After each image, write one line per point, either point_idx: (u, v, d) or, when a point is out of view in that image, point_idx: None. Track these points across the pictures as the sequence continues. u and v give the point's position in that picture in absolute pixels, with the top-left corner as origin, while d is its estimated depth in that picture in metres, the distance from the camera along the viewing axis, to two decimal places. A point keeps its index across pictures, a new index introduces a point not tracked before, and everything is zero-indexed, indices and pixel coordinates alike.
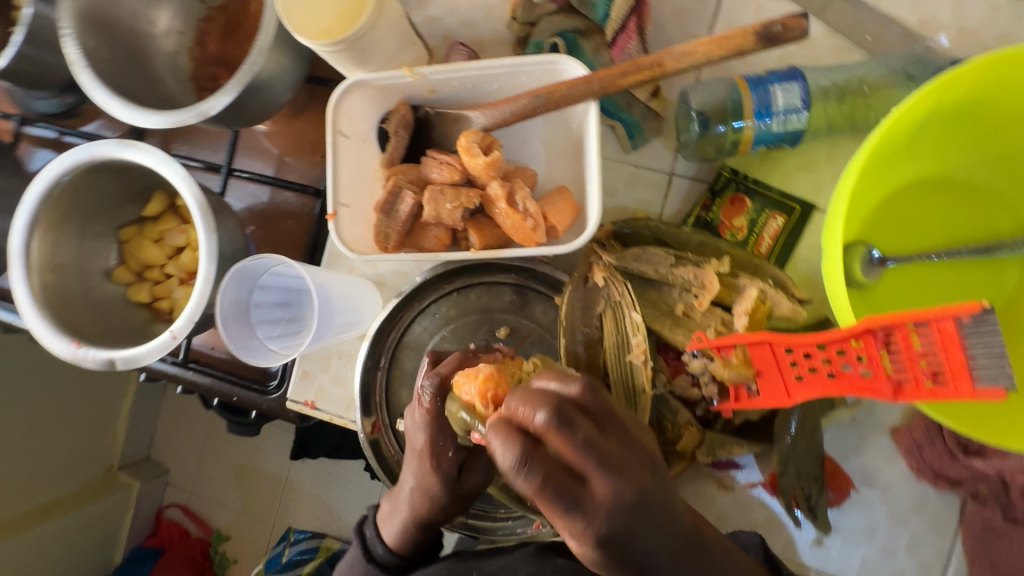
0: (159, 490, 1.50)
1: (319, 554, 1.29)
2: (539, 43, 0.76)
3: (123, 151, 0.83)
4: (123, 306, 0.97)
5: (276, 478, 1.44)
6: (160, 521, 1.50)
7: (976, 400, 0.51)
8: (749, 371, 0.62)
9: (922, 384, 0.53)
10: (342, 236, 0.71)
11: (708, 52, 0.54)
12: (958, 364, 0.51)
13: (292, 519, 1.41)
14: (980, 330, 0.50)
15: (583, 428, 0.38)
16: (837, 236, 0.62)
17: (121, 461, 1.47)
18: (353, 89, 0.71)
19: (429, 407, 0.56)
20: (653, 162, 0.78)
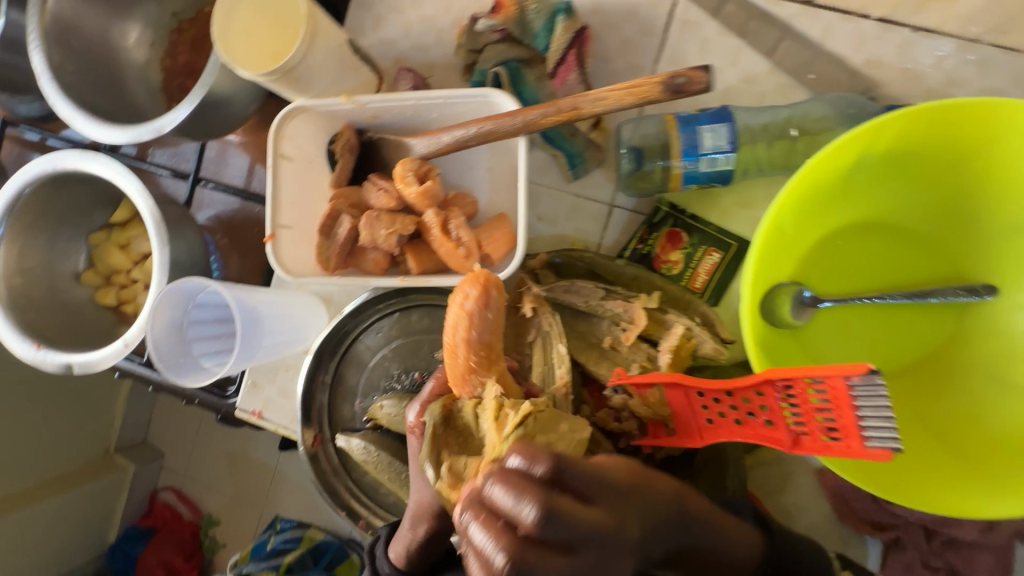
0: (154, 473, 1.47)
1: (302, 544, 1.25)
2: (483, 71, 0.76)
3: (86, 163, 0.86)
4: (90, 308, 1.00)
5: (265, 467, 1.42)
6: (154, 503, 1.47)
7: (866, 459, 0.51)
8: (665, 411, 0.62)
9: (820, 438, 0.54)
10: (280, 259, 0.73)
11: (619, 98, 0.55)
12: (850, 423, 0.51)
13: (280, 508, 1.40)
14: (871, 392, 0.50)
15: None
16: (748, 282, 0.62)
17: (117, 444, 1.44)
18: (294, 113, 0.73)
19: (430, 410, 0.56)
20: (594, 193, 0.78)
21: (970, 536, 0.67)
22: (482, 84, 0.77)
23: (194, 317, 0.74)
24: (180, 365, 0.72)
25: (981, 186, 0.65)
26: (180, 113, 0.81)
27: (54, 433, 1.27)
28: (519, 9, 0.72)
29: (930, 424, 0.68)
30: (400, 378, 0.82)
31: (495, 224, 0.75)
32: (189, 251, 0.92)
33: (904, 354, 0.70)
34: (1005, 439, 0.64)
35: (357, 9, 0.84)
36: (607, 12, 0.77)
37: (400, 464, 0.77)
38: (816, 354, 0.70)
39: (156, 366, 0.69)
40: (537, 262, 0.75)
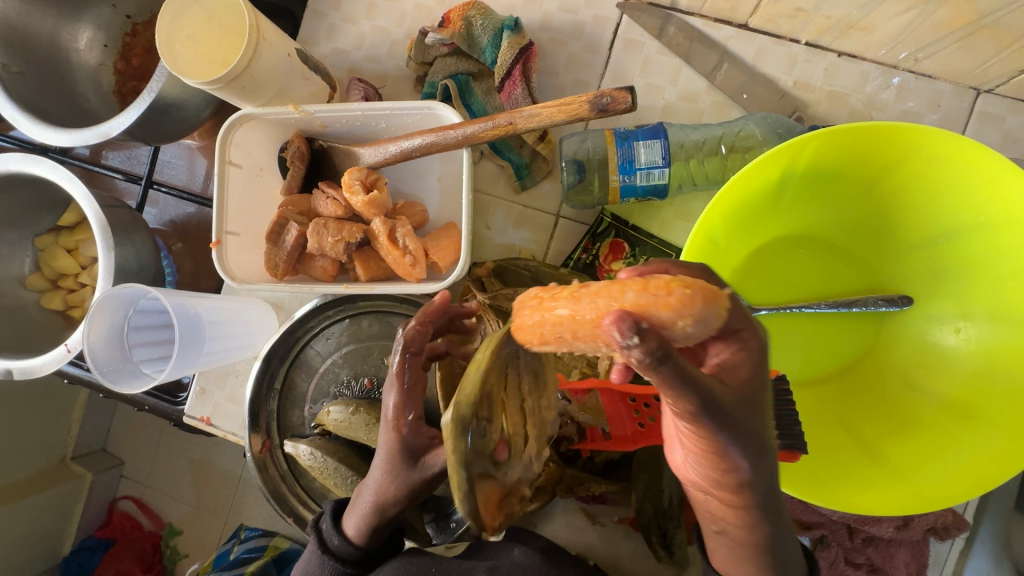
0: (114, 482, 1.45)
1: (266, 553, 1.24)
2: (433, 83, 0.78)
3: (31, 166, 0.85)
4: (37, 313, 0.98)
5: (230, 474, 1.41)
6: (113, 513, 1.44)
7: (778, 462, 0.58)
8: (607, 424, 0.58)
9: None
10: (225, 265, 0.73)
11: (551, 115, 0.57)
12: None
13: (245, 516, 1.39)
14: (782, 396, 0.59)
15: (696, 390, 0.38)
16: None
17: (74, 451, 1.40)
18: (242, 121, 0.73)
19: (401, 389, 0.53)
20: (541, 203, 0.80)
21: (887, 533, 0.72)
22: (432, 96, 0.79)
23: (136, 323, 0.73)
24: (119, 371, 0.70)
25: (893, 204, 0.68)
26: (127, 117, 0.80)
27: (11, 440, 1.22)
28: (466, 25, 0.74)
29: (849, 427, 0.71)
30: (349, 384, 0.83)
31: (443, 233, 0.77)
32: (139, 256, 0.91)
33: (829, 361, 0.74)
34: (913, 443, 0.68)
35: (312, 18, 0.85)
36: (555, 28, 0.80)
37: (346, 470, 0.76)
38: None
39: (93, 373, 0.68)
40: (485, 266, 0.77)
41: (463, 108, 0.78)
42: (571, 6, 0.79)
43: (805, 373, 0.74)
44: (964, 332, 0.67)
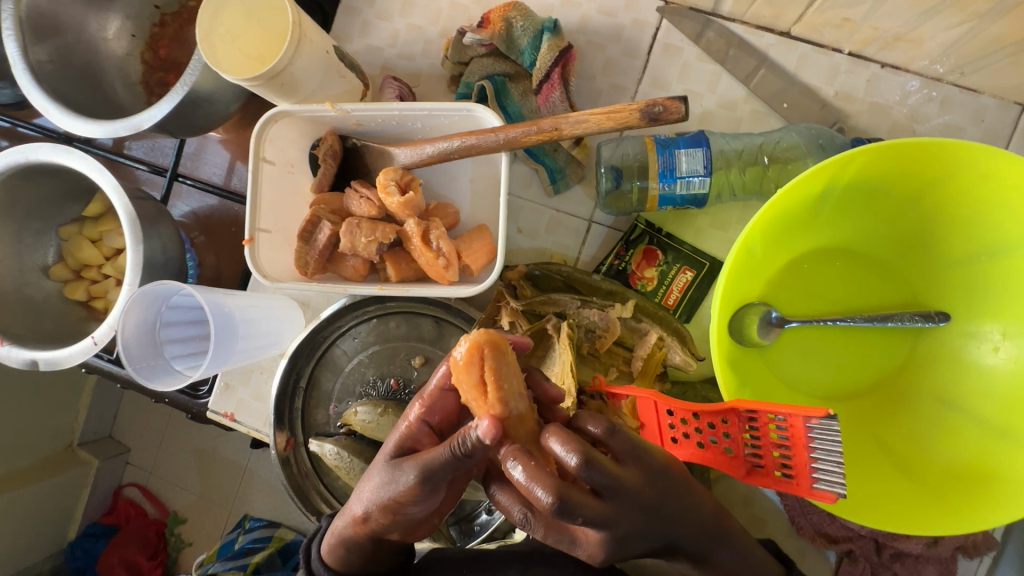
0: (119, 468, 1.45)
1: (271, 544, 1.23)
2: (469, 83, 0.77)
3: (60, 156, 0.84)
4: (58, 303, 0.98)
5: (236, 466, 1.41)
6: (119, 499, 1.44)
7: (811, 499, 0.54)
8: (633, 420, 0.63)
9: (772, 472, 0.57)
10: (257, 262, 0.72)
11: (599, 122, 0.56)
12: (802, 462, 0.55)
13: (249, 507, 1.39)
14: (826, 439, 0.53)
15: (583, 513, 0.41)
16: (718, 306, 0.65)
17: (81, 438, 1.39)
18: (277, 118, 0.72)
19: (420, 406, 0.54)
20: (574, 208, 0.80)
21: (916, 549, 0.72)
22: (467, 96, 0.78)
23: (169, 319, 0.72)
24: (150, 368, 0.69)
25: (938, 220, 0.68)
26: (160, 110, 0.79)
27: (21, 427, 1.22)
28: (506, 26, 0.72)
29: (881, 443, 0.71)
30: (375, 384, 0.83)
31: (475, 235, 0.76)
32: (165, 249, 0.91)
33: (862, 375, 0.74)
34: (947, 461, 0.67)
35: (345, 14, 0.84)
36: (592, 31, 0.79)
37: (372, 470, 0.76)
38: (776, 372, 0.74)
39: (127, 370, 0.67)
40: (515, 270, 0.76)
41: (499, 110, 0.77)
42: (610, 9, 0.78)
43: (836, 387, 0.74)
44: (1004, 350, 0.66)
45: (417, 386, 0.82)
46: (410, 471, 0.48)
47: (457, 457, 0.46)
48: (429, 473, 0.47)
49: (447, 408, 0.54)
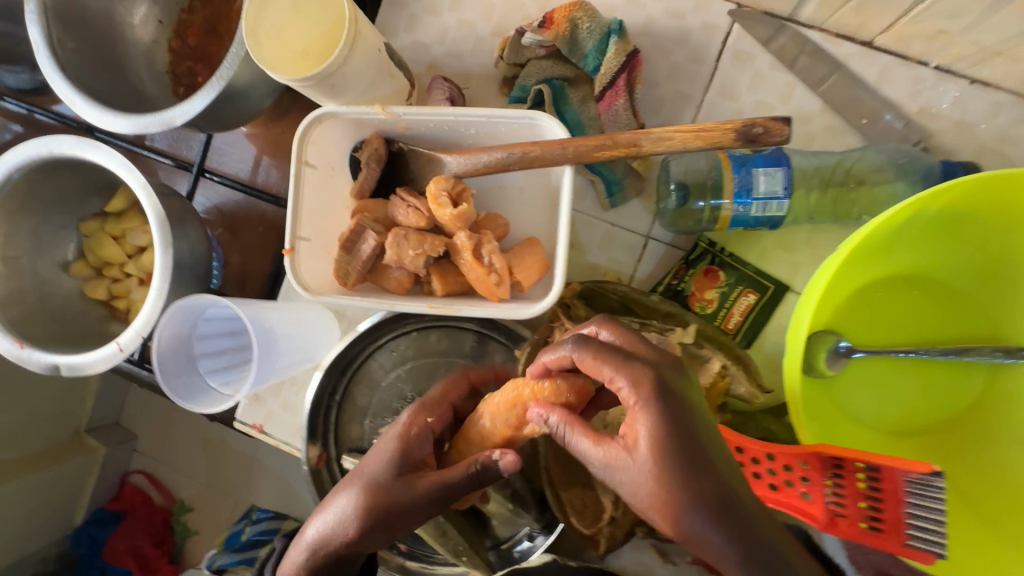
0: (126, 455, 1.34)
1: (280, 536, 1.13)
2: (524, 87, 0.72)
3: (84, 150, 0.80)
4: (78, 301, 0.94)
5: (243, 454, 1.33)
6: (125, 487, 1.34)
7: (903, 556, 0.52)
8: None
9: (857, 522, 0.54)
10: (298, 273, 0.68)
11: (686, 140, 0.52)
12: (894, 517, 0.53)
13: (255, 497, 1.31)
14: (925, 494, 0.52)
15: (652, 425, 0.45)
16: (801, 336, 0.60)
17: (89, 423, 1.29)
18: (323, 119, 0.68)
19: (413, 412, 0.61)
20: (630, 223, 0.75)
21: None
22: (522, 100, 0.73)
23: (203, 331, 0.68)
24: (186, 387, 0.66)
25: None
26: (193, 106, 0.75)
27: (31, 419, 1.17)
28: (571, 27, 0.68)
29: (953, 488, 0.67)
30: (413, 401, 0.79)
31: (527, 250, 0.71)
32: (193, 250, 0.86)
33: (936, 409, 0.70)
34: None
35: (391, 6, 0.79)
36: (658, 34, 0.74)
37: None
38: (840, 405, 0.70)
39: (164, 390, 0.63)
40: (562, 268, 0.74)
41: (556, 115, 0.72)
42: (678, 11, 0.73)
43: (905, 422, 0.70)
44: None
45: None
46: (422, 485, 0.55)
47: (471, 479, 0.54)
48: (449, 489, 0.54)
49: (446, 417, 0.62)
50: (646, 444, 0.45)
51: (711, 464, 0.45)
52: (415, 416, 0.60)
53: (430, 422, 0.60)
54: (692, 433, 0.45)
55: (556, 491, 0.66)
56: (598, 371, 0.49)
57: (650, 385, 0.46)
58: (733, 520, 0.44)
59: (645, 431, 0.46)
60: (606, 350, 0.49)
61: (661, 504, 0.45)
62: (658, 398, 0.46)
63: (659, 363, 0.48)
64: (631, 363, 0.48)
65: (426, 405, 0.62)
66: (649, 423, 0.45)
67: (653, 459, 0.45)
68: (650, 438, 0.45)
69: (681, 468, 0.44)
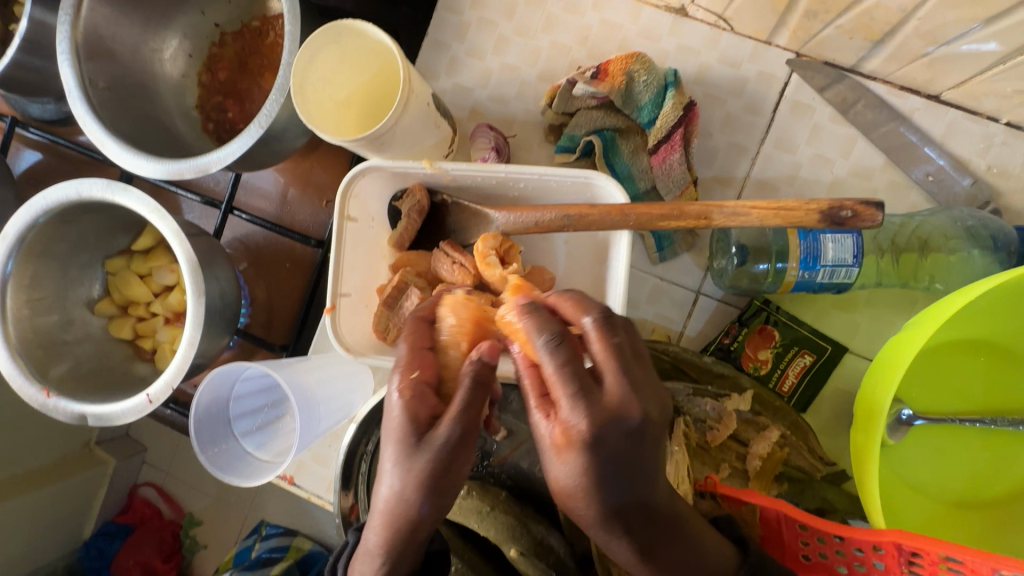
0: (135, 468, 1.22)
1: (289, 555, 1.10)
2: (573, 137, 0.70)
3: (115, 194, 0.77)
4: (103, 340, 0.91)
5: None
6: (134, 499, 1.22)
7: None
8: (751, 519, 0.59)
9: None
10: (339, 333, 0.65)
11: (762, 217, 0.50)
12: None
13: (265, 512, 1.21)
14: None
15: (593, 460, 0.41)
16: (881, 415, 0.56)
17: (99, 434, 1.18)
18: (366, 172, 0.65)
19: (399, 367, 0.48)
20: (679, 277, 0.72)
21: None
22: (569, 150, 0.71)
23: (239, 392, 0.65)
24: (221, 456, 0.63)
25: None
26: (230, 152, 0.72)
27: None
28: (627, 80, 0.65)
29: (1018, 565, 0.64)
30: None
31: None
32: (223, 293, 0.84)
33: (1000, 483, 0.67)
34: None
35: (432, 48, 0.76)
36: (711, 83, 0.71)
37: (449, 555, 0.67)
38: (899, 474, 0.67)
39: (199, 459, 0.61)
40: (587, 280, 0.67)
41: (606, 168, 0.70)
42: (734, 59, 0.71)
43: (967, 493, 0.67)
44: None
45: (496, 459, 0.74)
46: (444, 434, 0.45)
47: (478, 391, 0.46)
48: (469, 420, 0.46)
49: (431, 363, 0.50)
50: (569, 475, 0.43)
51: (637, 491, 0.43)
52: (400, 381, 0.48)
53: (420, 377, 0.48)
54: (640, 467, 0.43)
55: (606, 566, 0.63)
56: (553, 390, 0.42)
57: (589, 436, 0.41)
58: (642, 520, 0.45)
59: (574, 462, 0.42)
60: (570, 374, 0.41)
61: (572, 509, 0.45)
62: (593, 451, 0.41)
63: (623, 410, 0.41)
64: (584, 405, 0.41)
65: (406, 357, 0.49)
66: (581, 465, 0.42)
67: (574, 489, 0.43)
68: (579, 468, 0.42)
69: (615, 497, 0.43)
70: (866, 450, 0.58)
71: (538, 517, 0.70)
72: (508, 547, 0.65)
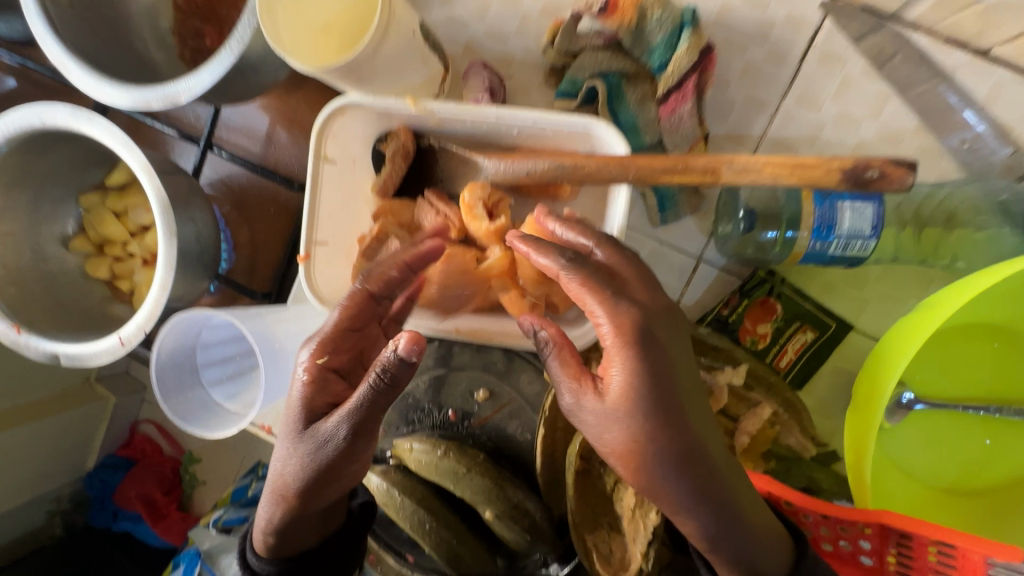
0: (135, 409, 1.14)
1: None
2: (576, 81, 0.63)
3: (82, 123, 0.72)
4: (79, 279, 0.87)
5: None
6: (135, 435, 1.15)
7: None
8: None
9: None
10: (313, 284, 0.61)
11: (776, 174, 0.45)
12: None
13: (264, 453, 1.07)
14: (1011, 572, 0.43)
15: (626, 372, 0.44)
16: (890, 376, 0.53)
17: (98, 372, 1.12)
18: (345, 109, 0.60)
19: (325, 337, 0.52)
20: (681, 241, 0.68)
21: None
22: (570, 95, 0.64)
23: (208, 339, 0.63)
24: (186, 404, 0.61)
25: None
26: (201, 81, 0.66)
27: None
28: (638, 17, 0.58)
29: None
30: (431, 412, 0.73)
31: None
32: (199, 236, 0.79)
33: (1000, 472, 0.63)
34: None
35: None
36: (734, 26, 0.64)
37: (424, 514, 0.67)
38: (890, 457, 0.65)
39: (162, 405, 0.59)
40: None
41: (609, 117, 0.63)
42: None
43: (962, 480, 0.64)
44: None
45: (478, 421, 0.72)
46: (324, 426, 0.49)
47: (378, 392, 0.47)
48: (363, 419, 0.48)
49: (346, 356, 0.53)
50: (618, 392, 0.44)
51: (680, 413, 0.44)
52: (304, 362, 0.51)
53: (327, 365, 0.52)
54: (670, 395, 0.44)
55: (582, 534, 0.61)
56: (584, 301, 0.46)
57: (636, 331, 0.44)
58: (696, 471, 0.44)
59: (622, 378, 0.44)
60: (597, 279, 0.46)
61: (635, 452, 0.44)
62: (641, 349, 0.44)
63: (649, 311, 0.45)
64: (622, 302, 0.45)
65: (325, 342, 0.52)
66: (634, 367, 0.43)
67: (625, 406, 0.43)
68: (627, 387, 0.43)
69: (658, 420, 0.43)
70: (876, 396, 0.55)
71: (515, 481, 0.67)
72: (484, 509, 0.64)
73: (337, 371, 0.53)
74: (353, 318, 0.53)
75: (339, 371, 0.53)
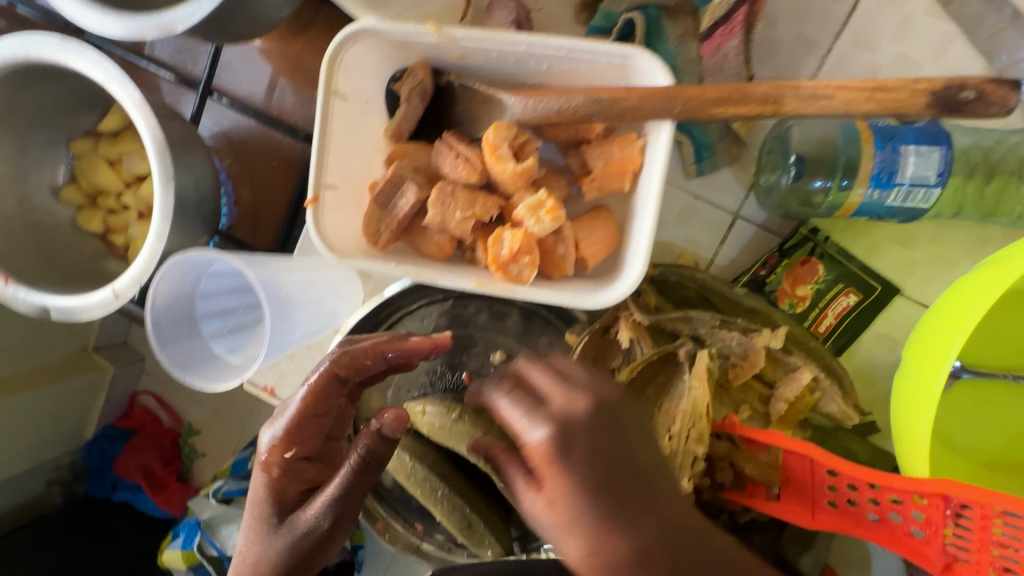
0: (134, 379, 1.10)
1: None
2: (611, 15, 0.58)
3: (68, 56, 0.66)
4: (70, 232, 0.82)
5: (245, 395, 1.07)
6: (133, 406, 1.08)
7: None
8: (777, 475, 0.54)
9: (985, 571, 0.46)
10: (321, 231, 0.56)
11: (849, 99, 0.42)
12: None
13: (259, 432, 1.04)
14: None
15: (570, 473, 0.33)
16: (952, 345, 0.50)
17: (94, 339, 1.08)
18: (358, 37, 0.55)
19: (293, 420, 0.49)
20: (717, 196, 0.63)
21: None
22: (604, 32, 0.59)
23: (209, 288, 0.59)
24: (185, 354, 0.57)
25: None
26: (197, 8, 0.61)
27: None
28: None
29: None
30: (442, 375, 0.69)
31: (596, 221, 0.59)
32: (197, 185, 0.74)
33: None
34: None
35: None
36: None
37: (436, 480, 0.63)
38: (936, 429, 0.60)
39: (158, 355, 0.56)
40: (627, 185, 0.58)
41: None
42: None
43: (1009, 455, 0.60)
44: None
45: None
46: (307, 516, 0.48)
47: (358, 474, 0.48)
48: (343, 505, 0.48)
49: (315, 435, 0.50)
50: (563, 508, 0.34)
51: (659, 506, 0.34)
52: (269, 457, 0.49)
53: (295, 455, 0.49)
54: (634, 496, 0.33)
55: None
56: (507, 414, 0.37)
57: (563, 440, 0.34)
58: None
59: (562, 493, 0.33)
60: (520, 387, 0.37)
61: None
62: (574, 449, 0.34)
63: (585, 409, 0.36)
64: (537, 412, 0.35)
65: (289, 431, 0.49)
66: (574, 478, 0.33)
67: (572, 523, 0.33)
68: (568, 501, 0.33)
69: (622, 531, 0.32)
70: (936, 360, 0.51)
71: None
72: None
73: (307, 456, 0.51)
74: (316, 403, 0.50)
75: (311, 457, 0.51)
